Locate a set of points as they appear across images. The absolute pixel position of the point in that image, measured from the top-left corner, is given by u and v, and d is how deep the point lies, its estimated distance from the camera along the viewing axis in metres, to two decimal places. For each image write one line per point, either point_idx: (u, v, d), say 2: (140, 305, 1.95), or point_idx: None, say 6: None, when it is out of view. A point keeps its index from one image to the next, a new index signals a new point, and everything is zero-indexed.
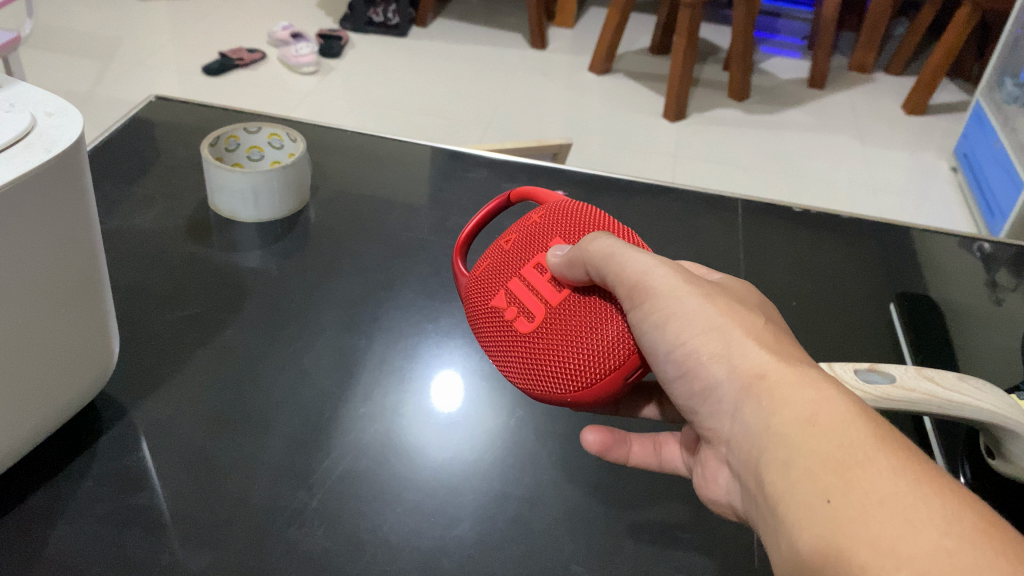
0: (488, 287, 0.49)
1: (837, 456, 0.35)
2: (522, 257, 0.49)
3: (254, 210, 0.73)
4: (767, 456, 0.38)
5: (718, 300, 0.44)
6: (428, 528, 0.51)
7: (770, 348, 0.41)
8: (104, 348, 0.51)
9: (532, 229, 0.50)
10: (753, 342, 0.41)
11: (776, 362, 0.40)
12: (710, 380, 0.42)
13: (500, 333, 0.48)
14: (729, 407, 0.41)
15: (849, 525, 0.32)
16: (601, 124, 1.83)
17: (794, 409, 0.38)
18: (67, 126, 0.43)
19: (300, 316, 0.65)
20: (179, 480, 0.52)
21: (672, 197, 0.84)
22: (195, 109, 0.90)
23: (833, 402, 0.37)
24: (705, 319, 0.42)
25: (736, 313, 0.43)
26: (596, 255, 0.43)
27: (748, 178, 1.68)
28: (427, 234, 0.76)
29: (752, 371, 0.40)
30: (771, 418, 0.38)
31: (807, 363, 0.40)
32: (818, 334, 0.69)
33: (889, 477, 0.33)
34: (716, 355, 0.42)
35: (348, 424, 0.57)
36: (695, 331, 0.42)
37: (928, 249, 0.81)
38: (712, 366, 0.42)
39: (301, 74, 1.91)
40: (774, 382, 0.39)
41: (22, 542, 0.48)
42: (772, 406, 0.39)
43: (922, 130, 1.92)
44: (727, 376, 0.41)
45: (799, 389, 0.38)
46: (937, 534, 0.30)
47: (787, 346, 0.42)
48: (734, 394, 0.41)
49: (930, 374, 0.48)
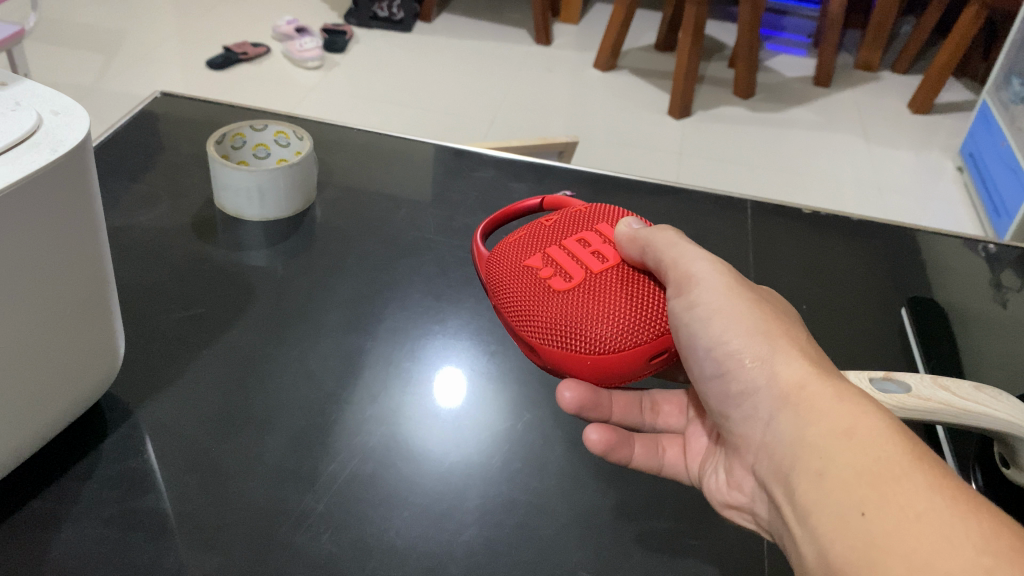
0: (525, 252, 0.54)
1: (873, 469, 0.35)
2: (566, 235, 0.54)
3: (259, 209, 0.73)
4: (800, 465, 0.39)
5: (765, 311, 0.46)
6: (436, 533, 0.50)
7: (813, 359, 0.43)
8: (109, 350, 0.51)
9: (585, 219, 0.56)
10: (796, 351, 0.43)
11: (816, 372, 0.42)
12: (748, 384, 0.43)
13: (532, 289, 0.51)
14: (766, 411, 0.42)
15: (885, 539, 0.33)
16: (606, 121, 1.82)
17: (832, 420, 0.39)
18: (74, 124, 0.43)
19: (305, 316, 0.65)
20: (184, 482, 0.51)
21: (679, 197, 0.83)
22: (200, 105, 0.90)
23: (871, 418, 0.38)
24: (750, 325, 0.45)
25: (782, 324, 0.45)
26: (666, 235, 0.49)
27: (755, 178, 1.67)
28: (433, 233, 0.76)
29: (794, 382, 0.42)
30: (809, 428, 0.39)
31: (845, 379, 0.42)
32: (827, 337, 0.69)
33: (925, 493, 0.34)
34: (758, 361, 0.43)
35: (355, 427, 0.56)
36: (740, 332, 0.44)
37: (936, 250, 0.80)
38: (752, 370, 0.43)
39: (305, 69, 1.90)
40: (813, 394, 0.41)
41: (25, 545, 0.47)
42: (810, 416, 0.40)
43: (928, 130, 1.91)
44: (767, 381, 0.43)
45: (841, 398, 0.40)
46: (974, 552, 0.31)
47: (829, 362, 0.44)
48: (772, 400, 0.42)
49: (946, 383, 0.47)
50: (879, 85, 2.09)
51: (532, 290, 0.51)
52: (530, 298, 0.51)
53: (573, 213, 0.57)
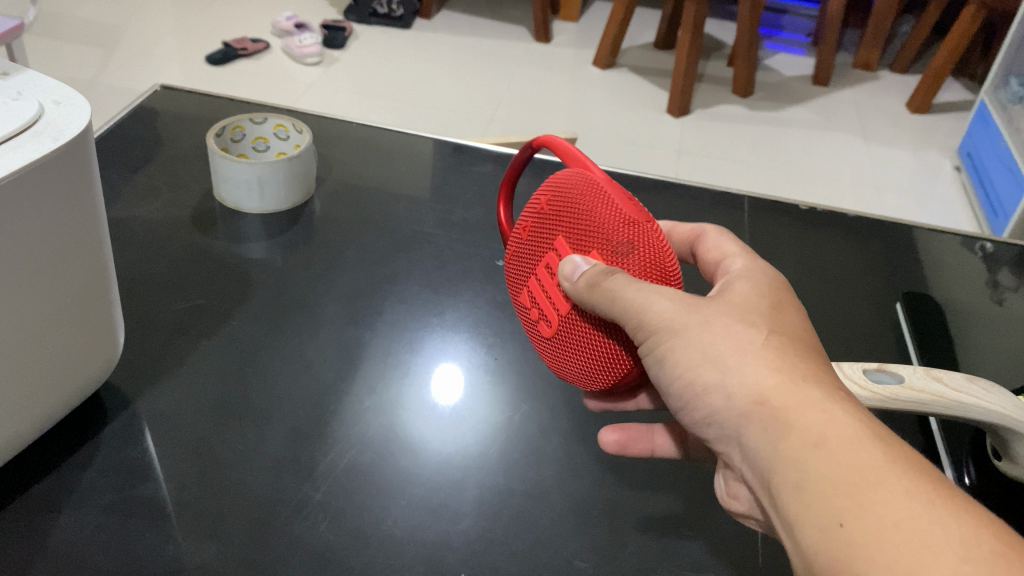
0: (515, 279, 0.48)
1: (847, 478, 0.33)
2: (538, 253, 0.45)
3: (259, 201, 0.73)
4: (776, 485, 0.35)
5: (717, 325, 0.40)
6: (434, 522, 0.51)
7: (774, 361, 0.38)
8: (109, 339, 0.51)
9: (546, 217, 0.45)
10: (753, 356, 0.38)
11: (777, 379, 0.37)
12: (709, 410, 0.39)
13: (530, 325, 0.47)
14: (735, 435, 0.38)
15: (866, 551, 0.31)
16: (605, 119, 1.83)
17: (800, 434, 0.35)
18: (76, 114, 0.43)
19: (304, 308, 0.65)
20: (183, 471, 0.52)
21: (677, 192, 0.84)
22: (200, 99, 0.90)
23: (839, 422, 0.35)
24: (701, 346, 0.39)
25: (736, 332, 0.39)
26: (597, 287, 0.39)
27: (753, 176, 1.67)
28: (433, 227, 0.76)
29: (754, 397, 0.37)
30: (777, 444, 0.36)
31: (811, 377, 0.37)
32: (823, 332, 0.69)
33: (904, 499, 0.31)
34: (714, 384, 0.39)
35: (353, 418, 0.57)
36: (693, 361, 0.39)
37: (933, 247, 0.80)
38: (711, 395, 0.39)
39: (304, 65, 1.91)
40: (777, 408, 0.36)
41: (26, 532, 0.47)
42: (779, 433, 0.36)
43: (926, 129, 1.91)
44: (726, 404, 0.38)
45: (806, 408, 0.36)
46: (956, 561, 0.29)
47: (796, 355, 0.39)
48: (735, 421, 0.38)
49: (937, 375, 0.48)
50: (877, 85, 2.10)
51: (530, 330, 0.47)
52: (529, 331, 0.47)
53: (537, 201, 0.46)
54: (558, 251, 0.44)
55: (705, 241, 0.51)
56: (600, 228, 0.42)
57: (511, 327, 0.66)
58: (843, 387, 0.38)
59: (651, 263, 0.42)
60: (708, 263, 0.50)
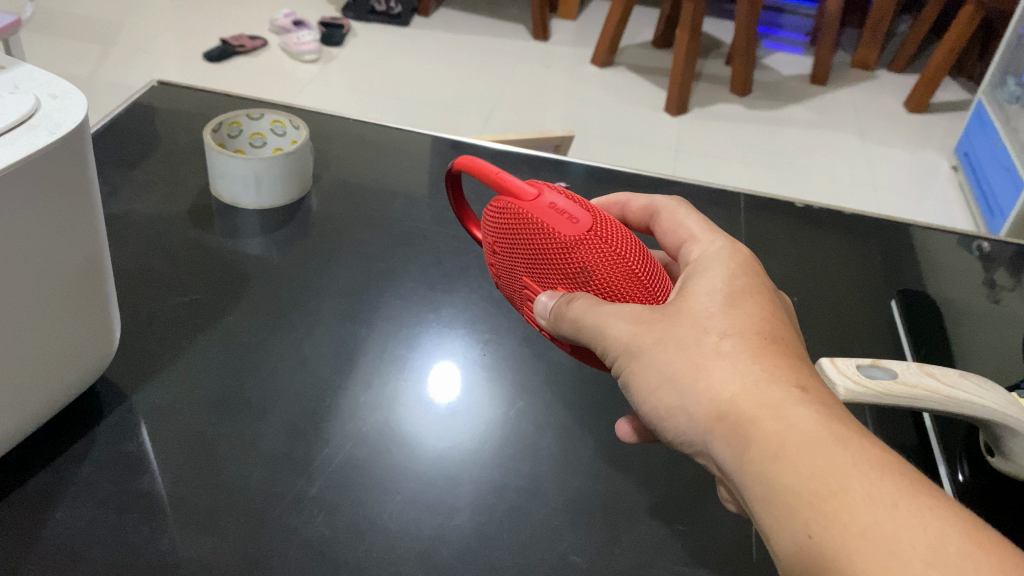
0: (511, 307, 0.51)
1: (810, 487, 0.32)
2: (517, 289, 0.48)
3: (255, 197, 0.73)
4: (746, 498, 0.35)
5: (670, 341, 0.39)
6: (428, 517, 0.51)
7: (729, 370, 0.37)
8: (104, 334, 0.51)
9: (505, 257, 0.48)
10: (712, 368, 0.38)
11: (732, 391, 0.37)
12: (676, 430, 0.39)
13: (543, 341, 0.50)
14: (704, 451, 0.38)
15: (835, 562, 0.31)
16: (602, 117, 1.83)
17: (759, 447, 0.35)
18: (72, 108, 0.43)
19: (301, 304, 0.65)
20: (179, 465, 0.52)
21: (674, 189, 0.84)
22: (197, 95, 0.90)
23: (797, 429, 0.34)
24: (661, 365, 0.39)
25: (688, 345, 0.39)
26: (564, 325, 0.43)
27: (750, 175, 1.67)
28: (429, 223, 0.76)
29: (714, 412, 0.37)
30: (738, 459, 0.35)
31: (770, 380, 0.37)
32: (818, 329, 0.70)
33: (868, 504, 0.31)
34: (675, 405, 0.38)
35: (348, 413, 0.57)
36: (652, 385, 0.39)
37: (927, 244, 0.81)
38: (675, 415, 0.38)
39: (302, 62, 1.90)
40: (736, 421, 0.36)
41: (22, 524, 0.48)
42: (741, 446, 0.35)
43: (923, 129, 1.92)
44: (690, 421, 0.38)
45: (763, 417, 0.35)
46: (922, 566, 0.29)
47: (752, 358, 0.38)
48: (702, 437, 0.37)
49: (930, 371, 0.47)
50: (875, 84, 2.10)
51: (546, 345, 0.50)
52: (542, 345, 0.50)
53: (491, 243, 0.49)
54: (530, 290, 0.47)
55: (661, 218, 0.50)
56: (551, 261, 0.44)
57: (506, 324, 0.66)
58: (803, 383, 0.37)
59: (610, 273, 0.43)
60: (668, 244, 0.49)
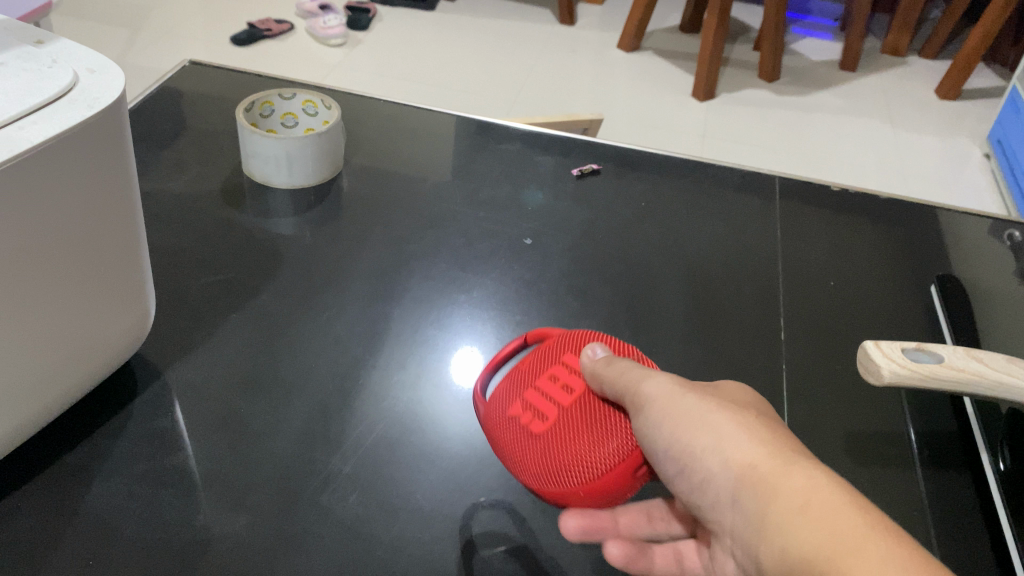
0: (502, 396, 0.46)
1: (828, 541, 0.33)
2: (538, 369, 0.46)
3: (287, 176, 0.73)
4: (764, 548, 0.35)
5: (709, 400, 0.40)
6: (461, 497, 0.51)
7: (762, 435, 0.38)
8: (140, 310, 0.51)
9: (554, 341, 0.48)
10: (746, 432, 0.38)
11: (765, 449, 0.37)
12: (703, 475, 0.38)
13: (509, 439, 0.44)
14: (721, 500, 0.38)
15: None
16: (629, 102, 1.81)
17: (785, 498, 0.35)
18: (109, 82, 0.43)
19: (332, 284, 0.65)
20: (213, 442, 0.52)
21: (706, 172, 0.83)
22: (227, 76, 0.90)
23: (822, 485, 0.35)
24: (697, 414, 0.39)
25: (724, 406, 0.40)
26: (615, 366, 0.41)
27: (780, 160, 1.65)
28: (460, 205, 0.76)
29: (745, 463, 0.37)
30: (762, 509, 0.35)
31: (800, 452, 0.37)
32: (854, 314, 0.68)
33: (879, 563, 0.31)
34: (705, 447, 0.38)
35: (381, 392, 0.57)
36: (687, 428, 0.38)
37: (965, 228, 0.79)
38: (704, 460, 0.38)
39: (329, 46, 1.90)
40: (766, 475, 0.36)
41: (59, 499, 0.48)
42: (769, 498, 0.35)
43: (956, 115, 1.89)
44: (720, 469, 0.38)
45: (791, 472, 0.36)
46: None
47: (782, 433, 0.38)
48: (726, 488, 0.37)
49: (979, 356, 0.46)
50: (907, 70, 2.07)
51: (510, 438, 0.44)
52: (505, 434, 0.44)
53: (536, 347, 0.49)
54: (569, 361, 0.45)
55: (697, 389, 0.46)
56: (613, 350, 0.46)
57: (538, 304, 0.66)
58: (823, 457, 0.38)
59: None
60: None
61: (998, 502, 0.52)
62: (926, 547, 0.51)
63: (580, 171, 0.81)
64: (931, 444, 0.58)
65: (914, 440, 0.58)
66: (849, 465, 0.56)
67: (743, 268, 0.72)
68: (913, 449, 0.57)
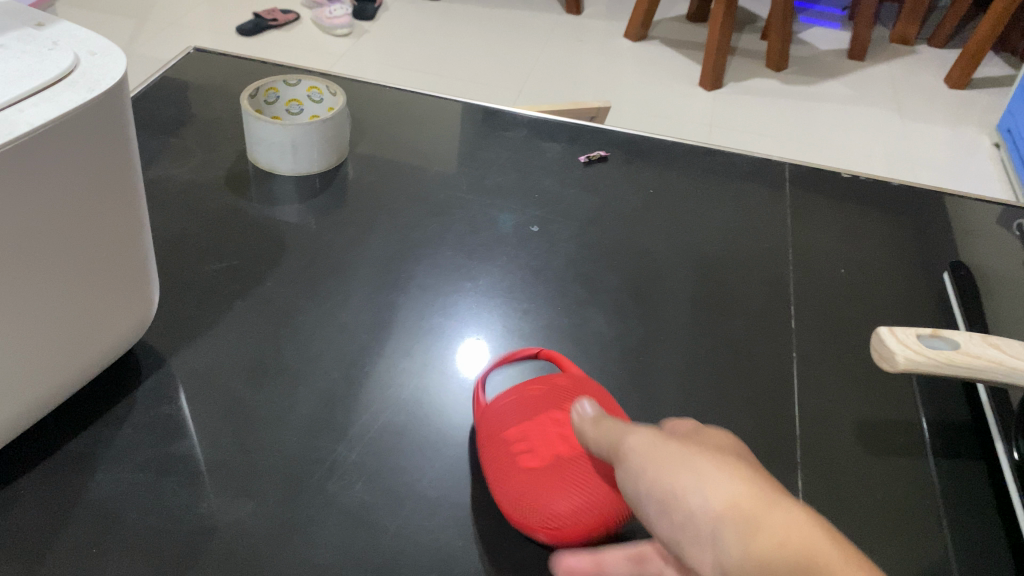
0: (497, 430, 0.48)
1: None
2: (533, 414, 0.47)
3: (292, 163, 0.73)
4: None
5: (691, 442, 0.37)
6: (468, 486, 0.50)
7: (734, 461, 0.34)
8: (144, 296, 0.51)
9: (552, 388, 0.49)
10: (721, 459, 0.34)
11: (738, 476, 0.32)
12: (682, 515, 0.32)
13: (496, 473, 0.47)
14: (703, 547, 0.31)
15: None
16: (636, 91, 1.80)
17: (766, 528, 0.30)
18: (111, 64, 0.42)
19: (338, 271, 0.65)
20: (217, 430, 0.51)
21: (715, 159, 0.82)
22: (232, 63, 0.89)
23: (805, 524, 0.29)
24: (672, 449, 0.35)
25: (703, 443, 0.36)
26: (601, 426, 0.41)
27: (788, 149, 1.64)
28: (467, 192, 0.75)
29: (720, 494, 0.32)
30: (745, 556, 0.29)
31: (791, 498, 0.31)
32: (865, 301, 0.68)
33: None
34: (689, 484, 0.33)
35: (387, 380, 0.56)
36: (660, 459, 0.35)
37: (977, 215, 0.78)
38: (682, 494, 0.33)
39: (334, 36, 1.89)
40: (745, 507, 0.31)
41: (63, 487, 0.48)
42: (751, 537, 0.30)
43: (966, 104, 1.87)
44: (698, 507, 0.32)
45: (775, 510, 0.30)
46: None
47: (766, 474, 0.33)
48: (705, 530, 0.31)
49: (996, 341, 0.45)
50: (916, 59, 2.05)
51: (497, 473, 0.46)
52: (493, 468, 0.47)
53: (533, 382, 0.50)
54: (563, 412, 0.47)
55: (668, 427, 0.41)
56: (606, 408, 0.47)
57: (545, 292, 0.65)
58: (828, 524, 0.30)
59: None
60: None
61: (1013, 491, 0.52)
62: (939, 536, 0.50)
63: (588, 158, 0.80)
64: (944, 432, 0.57)
65: (927, 428, 0.57)
66: (861, 454, 0.55)
67: (752, 255, 0.71)
68: (926, 438, 0.56)
